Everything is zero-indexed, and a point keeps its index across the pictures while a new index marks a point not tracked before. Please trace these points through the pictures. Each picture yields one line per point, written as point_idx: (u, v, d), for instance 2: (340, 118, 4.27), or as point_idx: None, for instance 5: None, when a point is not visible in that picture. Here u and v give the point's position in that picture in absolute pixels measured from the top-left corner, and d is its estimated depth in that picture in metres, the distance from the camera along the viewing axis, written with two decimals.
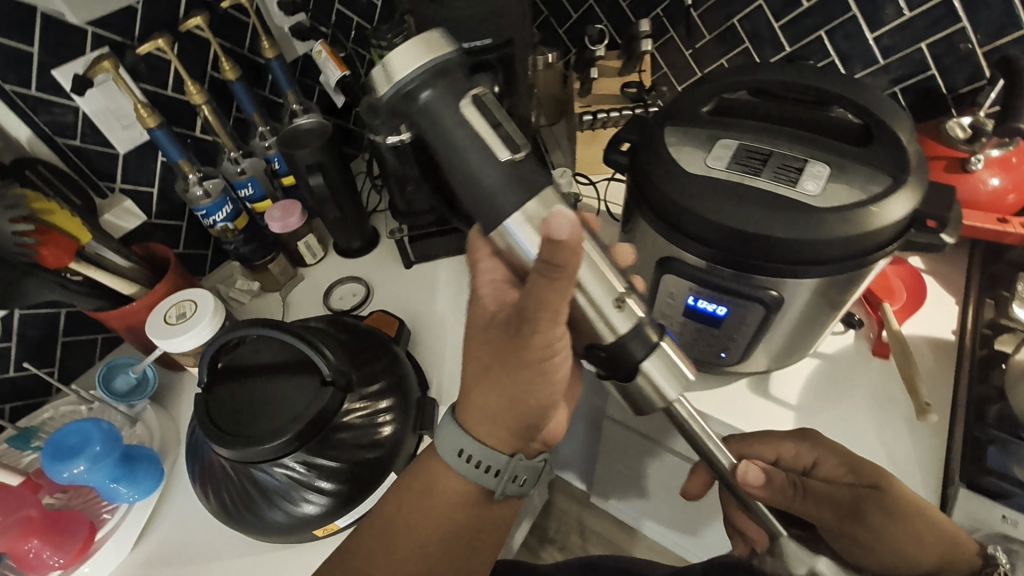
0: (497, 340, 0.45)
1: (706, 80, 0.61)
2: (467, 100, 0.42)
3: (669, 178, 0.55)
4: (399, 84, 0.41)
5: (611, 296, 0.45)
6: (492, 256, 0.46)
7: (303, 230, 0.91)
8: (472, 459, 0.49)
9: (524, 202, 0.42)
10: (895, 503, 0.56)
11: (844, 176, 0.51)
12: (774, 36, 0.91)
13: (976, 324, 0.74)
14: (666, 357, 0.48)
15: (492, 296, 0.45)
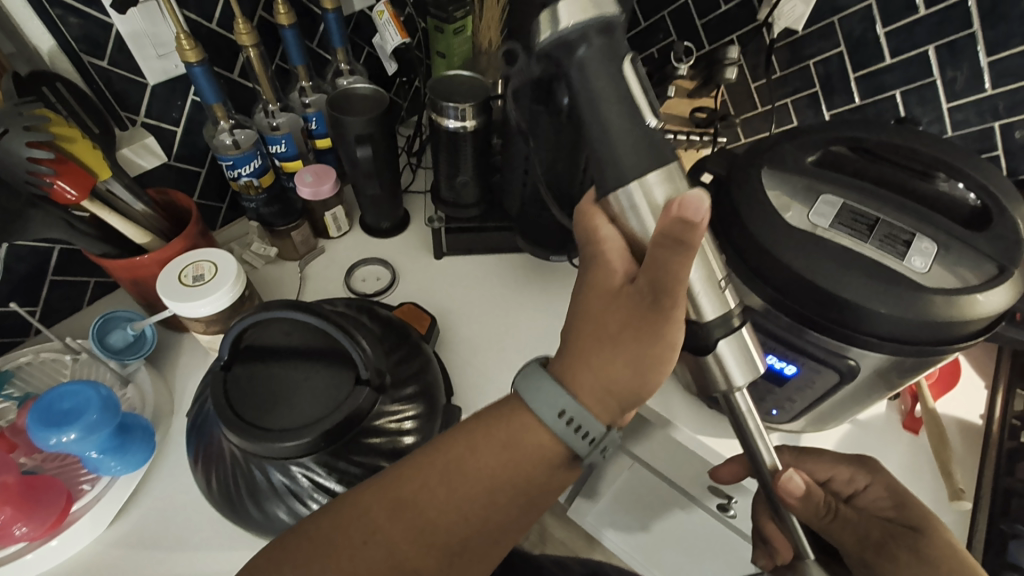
0: (630, 307, 0.42)
1: (808, 129, 0.59)
2: (625, 63, 0.43)
3: (768, 226, 0.52)
4: (562, 32, 0.42)
5: (714, 280, 0.44)
6: (610, 224, 0.44)
7: (334, 200, 0.85)
8: (574, 424, 0.44)
9: (647, 172, 0.41)
10: (929, 547, 0.51)
11: (950, 258, 0.49)
12: (846, 86, 0.85)
13: (1005, 414, 0.73)
14: (744, 343, 0.46)
15: (622, 262, 0.43)
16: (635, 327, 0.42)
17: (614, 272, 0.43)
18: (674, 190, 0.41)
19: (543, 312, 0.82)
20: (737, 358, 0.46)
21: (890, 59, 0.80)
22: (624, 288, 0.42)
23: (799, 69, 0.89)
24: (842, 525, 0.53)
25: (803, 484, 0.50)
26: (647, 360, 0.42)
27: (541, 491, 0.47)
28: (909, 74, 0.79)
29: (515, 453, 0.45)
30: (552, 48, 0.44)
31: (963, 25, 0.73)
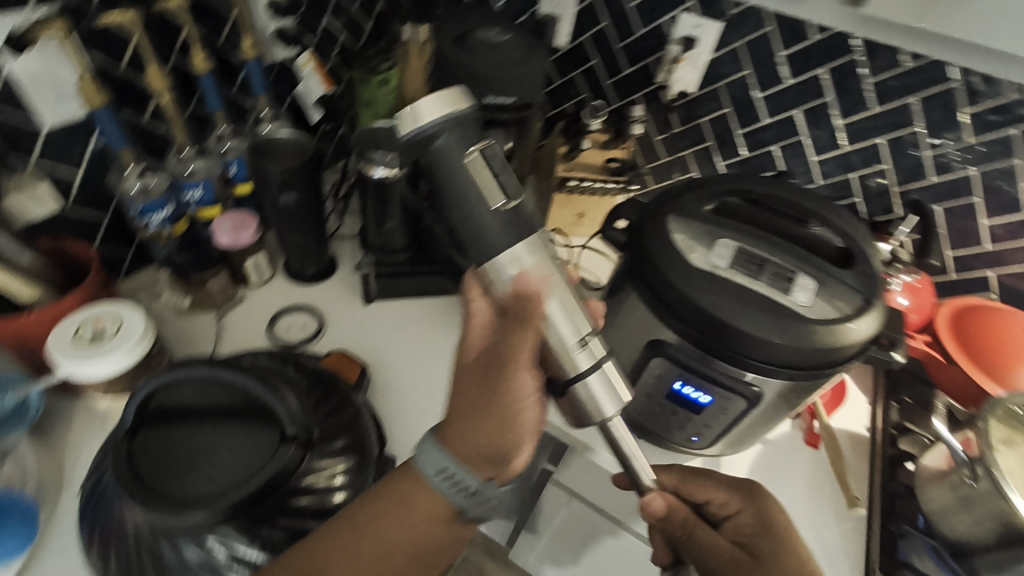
0: (481, 375, 0.40)
1: (705, 180, 0.65)
2: (468, 152, 0.50)
3: (676, 268, 0.57)
4: (422, 127, 0.48)
5: (577, 337, 0.48)
6: (482, 296, 0.43)
7: (255, 247, 0.82)
8: (456, 480, 0.42)
9: (512, 245, 0.48)
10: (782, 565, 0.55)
11: (827, 291, 0.57)
12: (735, 142, 0.98)
13: (885, 424, 0.83)
14: (608, 378, 0.49)
15: (481, 333, 0.41)
16: (494, 392, 0.40)
17: (472, 340, 0.41)
18: (541, 257, 0.49)
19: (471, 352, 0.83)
20: (607, 396, 0.49)
21: (768, 119, 0.92)
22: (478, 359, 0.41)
23: (693, 126, 1.00)
24: (697, 544, 0.58)
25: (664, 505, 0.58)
26: (505, 422, 0.41)
27: (437, 547, 0.45)
28: (782, 133, 0.92)
29: (408, 517, 0.44)
30: (416, 142, 0.50)
31: (819, 95, 0.86)
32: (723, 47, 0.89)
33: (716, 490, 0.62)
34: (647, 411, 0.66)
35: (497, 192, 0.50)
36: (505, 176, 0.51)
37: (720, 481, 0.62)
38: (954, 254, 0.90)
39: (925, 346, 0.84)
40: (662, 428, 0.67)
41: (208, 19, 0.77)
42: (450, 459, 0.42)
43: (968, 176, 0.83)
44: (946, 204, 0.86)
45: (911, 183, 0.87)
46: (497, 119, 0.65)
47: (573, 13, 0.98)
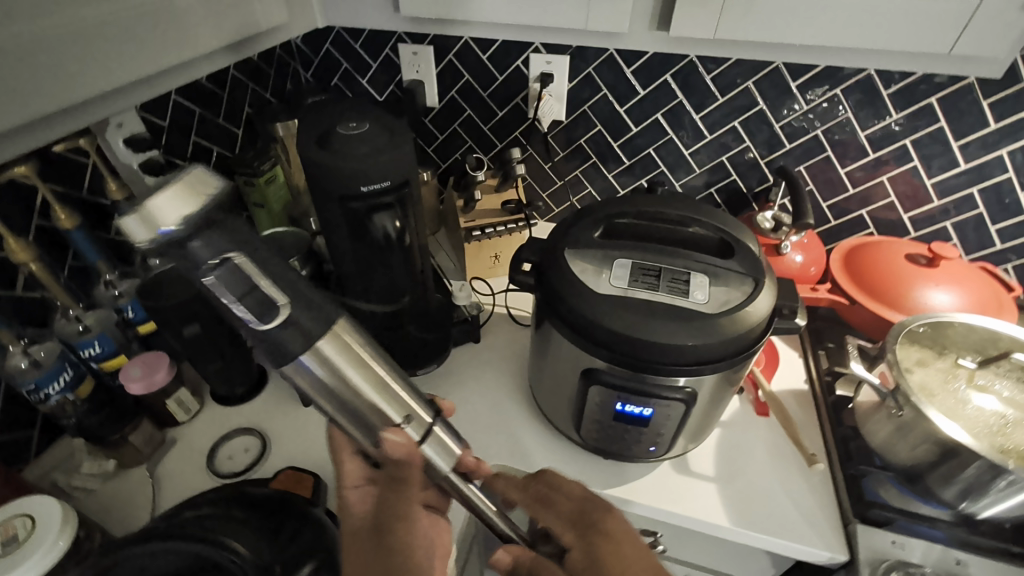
0: (359, 558, 0.45)
1: (592, 209, 0.69)
2: (207, 276, 0.34)
3: (583, 300, 0.60)
4: (167, 234, 0.30)
5: (398, 414, 0.43)
6: (353, 454, 0.50)
7: (173, 385, 0.78)
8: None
9: (310, 342, 0.37)
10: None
11: (721, 282, 0.62)
12: (615, 153, 1.04)
13: (819, 373, 0.89)
14: (442, 444, 0.47)
15: (360, 500, 0.49)
16: (379, 564, 0.44)
17: (353, 511, 0.49)
18: (342, 350, 0.39)
19: None
20: (444, 456, 0.47)
21: (637, 127, 1.00)
22: (356, 530, 0.47)
23: (575, 148, 1.06)
24: None
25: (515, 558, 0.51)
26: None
27: None
28: (654, 137, 1.00)
29: None
30: (158, 249, 0.32)
31: (672, 98, 0.95)
32: (575, 76, 0.97)
33: (555, 523, 0.51)
34: (601, 434, 0.68)
35: (258, 313, 0.35)
36: (276, 281, 0.36)
37: (569, 508, 0.52)
38: (829, 204, 1.00)
39: (829, 294, 0.91)
40: (621, 447, 0.70)
41: (67, 171, 0.74)
42: None
43: (817, 136, 0.93)
44: (808, 162, 0.96)
45: (774, 153, 0.97)
46: (381, 203, 0.66)
47: (435, 75, 1.03)
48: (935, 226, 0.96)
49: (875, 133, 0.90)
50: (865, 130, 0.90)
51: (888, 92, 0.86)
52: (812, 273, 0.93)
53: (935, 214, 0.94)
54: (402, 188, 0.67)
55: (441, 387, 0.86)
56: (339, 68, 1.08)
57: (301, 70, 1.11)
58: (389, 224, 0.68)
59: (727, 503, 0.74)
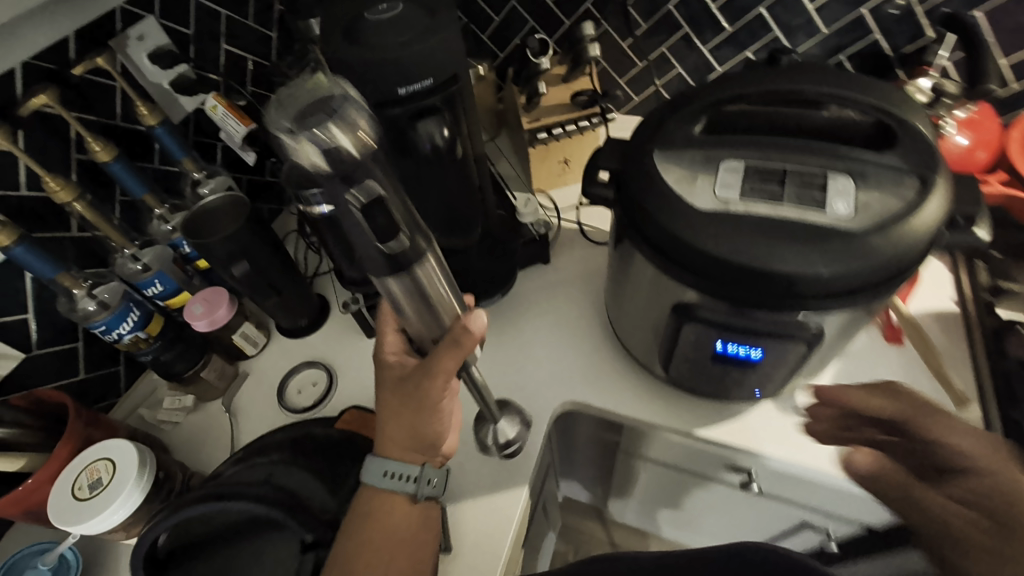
0: (405, 392, 0.51)
1: (692, 92, 0.53)
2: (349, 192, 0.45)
3: (680, 219, 0.47)
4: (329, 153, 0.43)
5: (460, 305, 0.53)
6: (394, 328, 0.54)
7: (236, 319, 0.76)
8: (394, 475, 0.52)
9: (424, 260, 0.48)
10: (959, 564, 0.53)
11: (871, 186, 0.45)
12: (713, 19, 0.84)
13: (976, 290, 0.71)
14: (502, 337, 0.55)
15: (399, 359, 0.53)
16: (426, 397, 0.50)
17: (393, 364, 0.53)
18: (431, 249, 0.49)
19: (493, 362, 0.75)
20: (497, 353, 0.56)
21: None
22: (402, 374, 0.52)
23: (661, 17, 0.86)
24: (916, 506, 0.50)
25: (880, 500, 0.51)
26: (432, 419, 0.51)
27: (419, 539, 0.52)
28: None
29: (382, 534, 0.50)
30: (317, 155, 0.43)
31: None
32: None
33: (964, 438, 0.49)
34: (693, 375, 0.58)
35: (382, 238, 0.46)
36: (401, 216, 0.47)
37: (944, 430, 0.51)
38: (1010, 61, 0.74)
39: (1004, 186, 0.69)
40: (718, 389, 0.59)
41: (93, 96, 0.67)
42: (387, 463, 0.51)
43: None
44: (987, 5, 0.71)
45: None
46: (425, 107, 0.54)
47: None
48: None
49: None
50: None
51: None
52: (980, 158, 0.70)
53: None
54: (448, 85, 0.54)
55: (512, 319, 0.78)
56: None
57: None
58: (434, 133, 0.55)
59: None
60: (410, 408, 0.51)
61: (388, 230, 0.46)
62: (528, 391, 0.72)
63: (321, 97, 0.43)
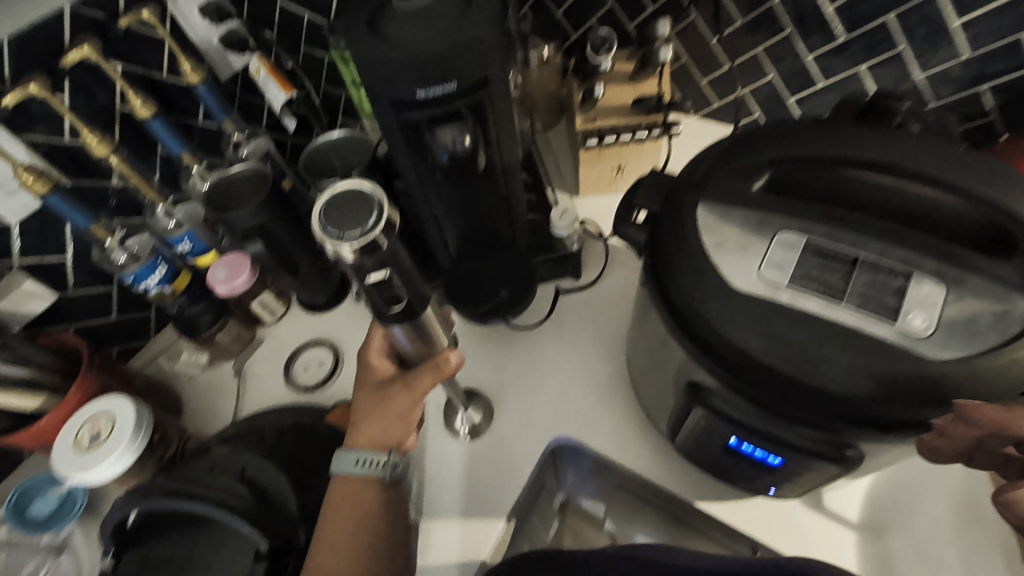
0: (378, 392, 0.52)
1: (758, 137, 0.43)
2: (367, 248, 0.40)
3: (708, 296, 0.40)
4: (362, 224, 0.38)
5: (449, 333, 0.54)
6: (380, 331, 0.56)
7: (257, 287, 0.76)
8: (364, 461, 0.52)
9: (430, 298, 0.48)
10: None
11: (963, 302, 0.36)
12: (824, 23, 0.70)
13: None
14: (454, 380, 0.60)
15: (381, 362, 0.55)
16: (405, 400, 0.51)
17: (376, 368, 0.54)
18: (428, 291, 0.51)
19: (498, 379, 0.71)
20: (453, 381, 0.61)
21: None
22: (381, 378, 0.54)
23: (763, 12, 0.73)
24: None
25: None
26: (399, 420, 0.52)
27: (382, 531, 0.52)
28: None
29: (354, 527, 0.51)
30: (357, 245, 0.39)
31: None
32: None
33: None
34: (702, 456, 0.52)
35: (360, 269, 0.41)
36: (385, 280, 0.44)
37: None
38: None
39: None
40: (729, 475, 0.53)
41: (141, 50, 0.66)
42: (358, 450, 0.52)
43: None
44: None
45: None
46: (448, 112, 0.49)
47: None
48: None
49: None
50: None
51: None
52: None
53: None
54: (475, 91, 0.48)
55: (529, 337, 0.73)
56: None
57: None
58: (455, 139, 0.50)
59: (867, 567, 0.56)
60: (380, 413, 0.52)
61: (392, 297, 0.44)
62: (529, 417, 0.68)
63: (365, 210, 0.38)
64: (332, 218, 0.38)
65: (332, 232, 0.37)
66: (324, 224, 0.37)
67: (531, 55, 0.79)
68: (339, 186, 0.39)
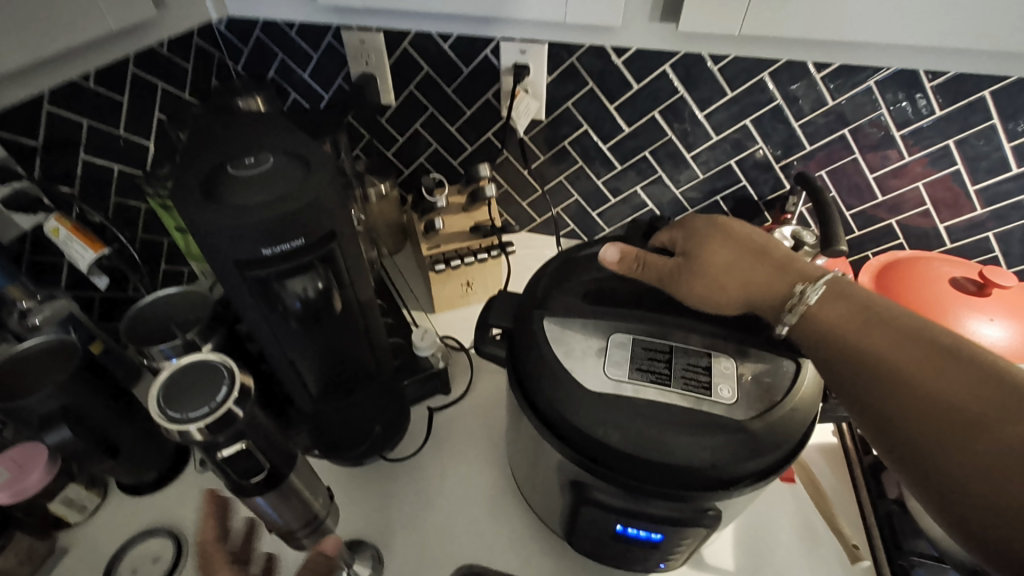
0: None
1: (578, 263, 0.56)
2: (191, 424, 0.34)
3: (567, 398, 0.46)
4: (186, 415, 0.34)
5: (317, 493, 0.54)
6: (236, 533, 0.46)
7: (59, 482, 0.61)
8: None
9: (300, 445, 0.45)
10: (973, 385, 0.37)
11: (748, 371, 0.49)
12: (604, 156, 0.90)
13: (851, 425, 0.76)
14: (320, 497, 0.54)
15: None
16: None
17: None
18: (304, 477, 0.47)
19: (383, 523, 0.66)
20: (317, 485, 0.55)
21: (629, 127, 0.86)
22: None
23: (558, 151, 0.92)
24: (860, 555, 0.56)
25: (624, 257, 0.53)
26: None
27: None
28: (653, 135, 0.86)
29: None
30: (173, 428, 0.34)
31: (671, 91, 0.80)
32: (556, 71, 0.82)
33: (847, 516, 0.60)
34: (597, 547, 0.55)
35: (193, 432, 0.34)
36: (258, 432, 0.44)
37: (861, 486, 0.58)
38: (853, 212, 0.88)
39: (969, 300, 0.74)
40: (625, 561, 0.56)
41: None
42: None
43: (842, 135, 0.80)
44: (829, 167, 0.83)
45: (790, 156, 0.84)
46: (299, 265, 0.50)
47: (387, 68, 0.85)
48: (978, 235, 0.85)
49: (913, 131, 0.76)
50: (900, 130, 0.77)
51: (933, 83, 0.71)
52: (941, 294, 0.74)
53: (974, 223, 0.83)
54: (324, 243, 0.51)
55: (411, 468, 0.71)
56: (273, 59, 0.88)
57: (229, 62, 0.90)
58: (306, 287, 0.51)
59: None
60: None
61: (254, 470, 0.39)
62: (424, 554, 0.64)
63: (216, 381, 0.36)
64: (176, 400, 0.35)
65: (173, 415, 0.34)
66: (164, 408, 0.34)
67: (368, 191, 0.85)
68: (180, 363, 0.37)
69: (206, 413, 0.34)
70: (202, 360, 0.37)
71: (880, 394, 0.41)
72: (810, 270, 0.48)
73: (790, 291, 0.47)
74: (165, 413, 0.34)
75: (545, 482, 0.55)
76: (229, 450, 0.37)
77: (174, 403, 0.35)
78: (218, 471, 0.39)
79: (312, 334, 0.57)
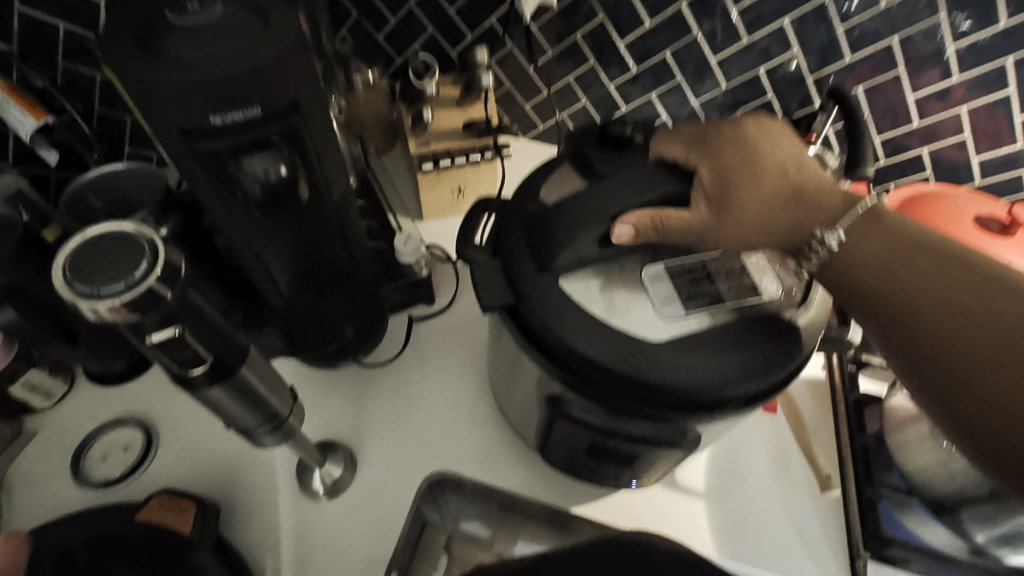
0: None
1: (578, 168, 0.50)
2: (105, 299, 0.30)
3: (549, 309, 0.43)
4: (100, 289, 0.30)
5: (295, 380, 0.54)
6: None
7: (18, 368, 0.59)
8: None
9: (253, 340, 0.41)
10: (1002, 299, 0.38)
11: (772, 273, 0.46)
12: (618, 54, 0.80)
13: (842, 362, 0.73)
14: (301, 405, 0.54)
15: None
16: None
17: None
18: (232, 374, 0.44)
19: (355, 424, 0.66)
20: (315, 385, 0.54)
21: (651, 21, 0.75)
22: None
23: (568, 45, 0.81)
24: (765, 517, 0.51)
25: (641, 229, 0.43)
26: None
27: None
28: (676, 33, 0.75)
29: None
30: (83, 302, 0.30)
31: None
32: None
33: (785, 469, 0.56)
34: (569, 461, 0.54)
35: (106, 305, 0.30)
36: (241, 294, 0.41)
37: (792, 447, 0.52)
38: (883, 137, 0.80)
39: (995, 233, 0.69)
40: (596, 476, 0.55)
41: None
42: None
43: (889, 46, 0.70)
44: (868, 83, 0.74)
45: (826, 68, 0.74)
46: (256, 139, 0.43)
47: None
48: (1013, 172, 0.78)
49: (970, 47, 0.66)
50: (956, 41, 0.66)
51: None
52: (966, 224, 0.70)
53: (1013, 159, 0.76)
54: (287, 116, 0.44)
55: (388, 372, 0.69)
56: None
57: None
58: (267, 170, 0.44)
59: (716, 527, 0.63)
60: None
61: (192, 357, 0.35)
62: (401, 454, 0.64)
63: (136, 254, 0.32)
64: (86, 272, 0.31)
65: (82, 290, 0.30)
66: (70, 281, 0.30)
67: (353, 77, 0.76)
68: (91, 231, 0.32)
69: (124, 288, 0.30)
70: (118, 231, 0.32)
71: (915, 319, 0.40)
72: (837, 208, 0.45)
73: (809, 236, 0.45)
74: (81, 288, 0.30)
75: (524, 396, 0.53)
76: (156, 335, 0.33)
77: (84, 277, 0.30)
78: (155, 357, 0.35)
79: (276, 225, 0.52)
